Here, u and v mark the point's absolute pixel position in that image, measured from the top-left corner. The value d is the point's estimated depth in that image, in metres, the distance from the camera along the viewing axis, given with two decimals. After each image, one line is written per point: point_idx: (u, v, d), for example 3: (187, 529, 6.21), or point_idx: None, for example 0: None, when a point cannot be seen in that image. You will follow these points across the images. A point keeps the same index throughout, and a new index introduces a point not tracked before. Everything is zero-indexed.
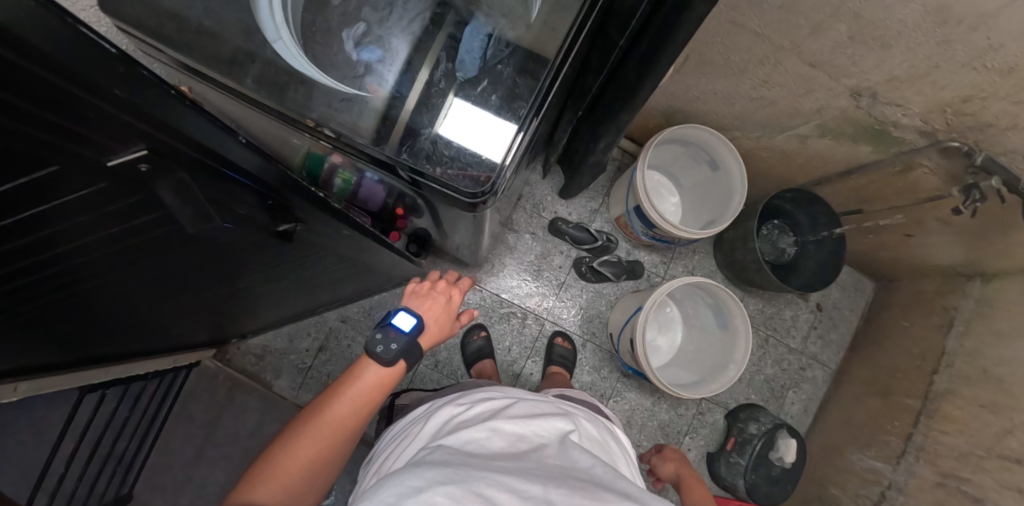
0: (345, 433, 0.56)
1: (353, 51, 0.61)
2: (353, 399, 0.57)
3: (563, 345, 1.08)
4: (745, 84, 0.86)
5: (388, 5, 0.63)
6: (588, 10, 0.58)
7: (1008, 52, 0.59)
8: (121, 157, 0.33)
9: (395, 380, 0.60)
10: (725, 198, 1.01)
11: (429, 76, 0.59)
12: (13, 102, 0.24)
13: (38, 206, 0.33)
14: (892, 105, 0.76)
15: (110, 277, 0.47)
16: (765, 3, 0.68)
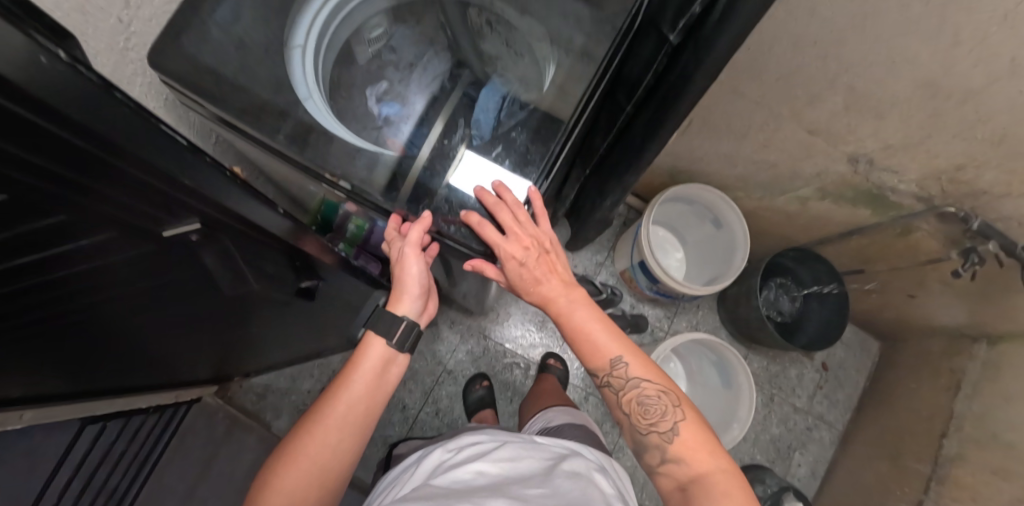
0: (373, 409, 0.61)
1: (375, 105, 0.66)
2: (344, 393, 0.59)
3: (556, 365, 1.03)
4: (746, 148, 0.90)
5: (409, 66, 0.71)
6: (598, 79, 0.63)
7: (995, 124, 0.63)
8: (175, 227, 0.34)
9: (386, 362, 0.63)
10: (728, 255, 1.02)
11: (449, 140, 0.61)
12: (41, 165, 0.23)
13: (89, 261, 0.34)
14: (888, 171, 0.79)
15: (135, 317, 0.48)
16: (764, 73, 0.74)
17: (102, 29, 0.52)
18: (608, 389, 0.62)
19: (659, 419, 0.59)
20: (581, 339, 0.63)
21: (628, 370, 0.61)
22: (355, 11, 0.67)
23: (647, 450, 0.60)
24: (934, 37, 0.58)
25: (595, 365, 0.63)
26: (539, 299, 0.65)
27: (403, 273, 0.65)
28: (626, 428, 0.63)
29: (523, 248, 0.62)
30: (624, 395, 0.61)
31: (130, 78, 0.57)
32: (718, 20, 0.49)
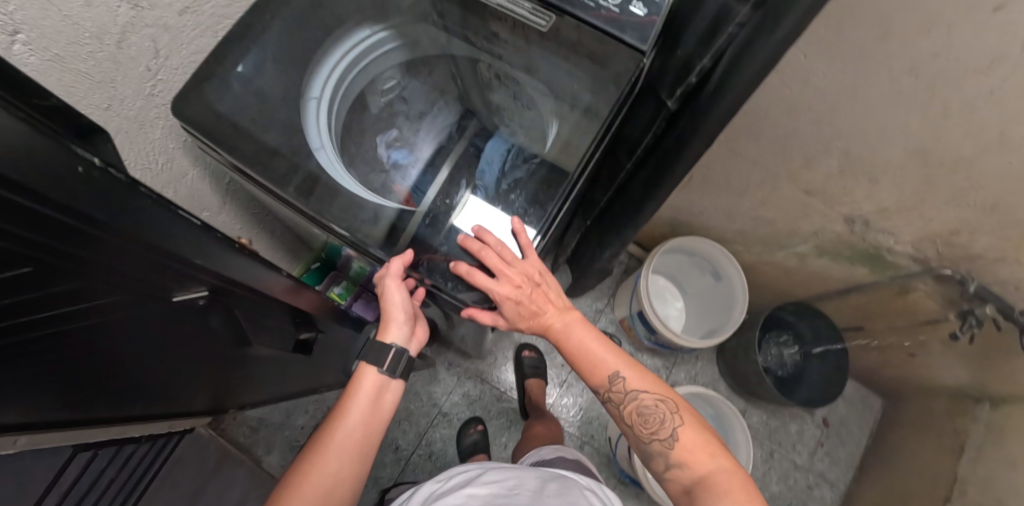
0: (369, 437, 0.59)
1: (385, 151, 0.72)
2: (340, 424, 0.59)
3: (531, 356, 1.05)
4: (745, 204, 0.92)
5: (420, 115, 0.74)
6: (601, 138, 0.64)
7: (987, 192, 0.65)
8: (185, 293, 0.42)
9: (380, 388, 0.63)
10: (726, 308, 1.03)
11: (450, 200, 0.63)
12: (41, 242, 0.26)
13: (94, 318, 0.35)
14: (884, 233, 0.80)
15: (140, 358, 0.47)
16: (760, 136, 0.77)
17: (130, 76, 0.55)
18: (610, 402, 0.65)
19: (660, 426, 0.61)
20: (581, 359, 0.67)
21: (626, 384, 0.63)
22: (371, 64, 0.70)
23: (653, 456, 0.62)
24: (922, 108, 0.60)
25: (595, 381, 0.65)
26: (538, 325, 0.67)
27: (388, 304, 0.65)
28: (631, 439, 0.66)
29: (516, 288, 0.62)
30: (625, 406, 0.64)
31: (153, 120, 0.60)
32: (713, 91, 0.53)
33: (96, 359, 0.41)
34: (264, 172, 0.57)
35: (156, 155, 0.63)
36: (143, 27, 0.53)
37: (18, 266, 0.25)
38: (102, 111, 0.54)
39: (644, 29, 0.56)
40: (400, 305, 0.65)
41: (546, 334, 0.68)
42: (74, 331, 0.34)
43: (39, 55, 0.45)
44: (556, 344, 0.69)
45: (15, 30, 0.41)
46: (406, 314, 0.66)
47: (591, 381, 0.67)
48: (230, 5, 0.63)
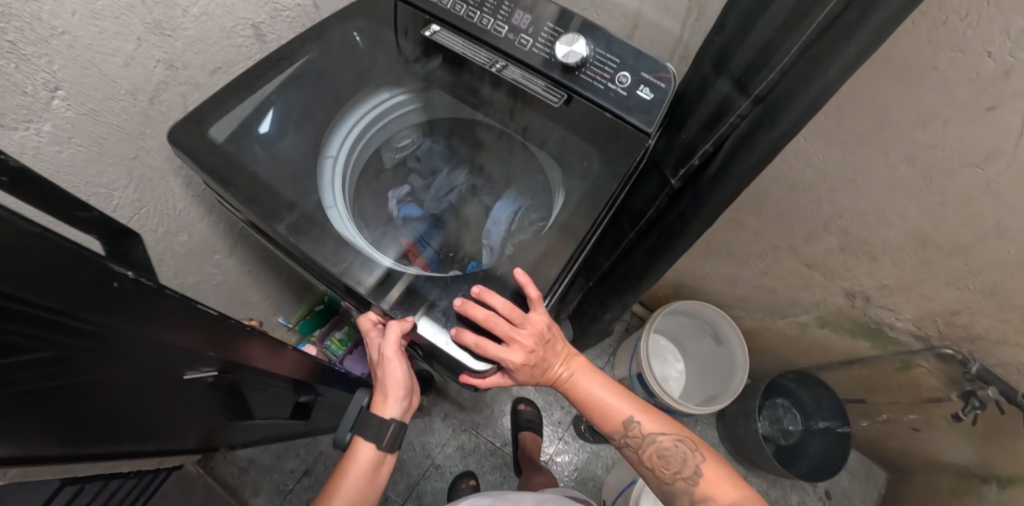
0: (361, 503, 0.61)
1: (395, 207, 0.73)
2: (336, 495, 0.60)
3: (528, 410, 1.05)
4: (746, 271, 0.94)
5: (431, 175, 0.75)
6: (606, 212, 0.64)
7: (986, 278, 0.66)
8: (196, 373, 0.47)
9: (374, 464, 0.63)
10: (726, 373, 1.02)
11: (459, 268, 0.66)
12: (54, 339, 0.28)
13: (96, 393, 0.36)
14: (885, 309, 0.81)
15: (136, 418, 0.47)
16: (762, 211, 0.80)
17: (160, 129, 0.57)
18: (629, 448, 0.63)
19: (681, 463, 0.60)
20: (598, 408, 0.65)
21: (645, 426, 0.62)
22: (388, 124, 0.71)
23: (676, 493, 0.60)
24: (921, 195, 0.62)
25: (613, 427, 0.64)
26: (553, 379, 0.66)
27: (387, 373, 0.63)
28: (651, 481, 0.63)
29: (528, 352, 0.60)
30: (645, 448, 0.62)
31: (176, 170, 0.62)
32: (716, 174, 0.55)
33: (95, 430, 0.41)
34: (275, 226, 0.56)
35: (175, 203, 0.64)
36: (175, 86, 0.56)
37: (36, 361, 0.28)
38: (129, 161, 0.56)
39: (649, 112, 0.59)
40: (402, 373, 0.64)
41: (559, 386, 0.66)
42: (77, 409, 0.35)
43: (76, 109, 0.48)
44: (571, 396, 0.67)
45: (56, 87, 0.45)
46: (406, 381, 0.65)
47: (605, 430, 0.66)
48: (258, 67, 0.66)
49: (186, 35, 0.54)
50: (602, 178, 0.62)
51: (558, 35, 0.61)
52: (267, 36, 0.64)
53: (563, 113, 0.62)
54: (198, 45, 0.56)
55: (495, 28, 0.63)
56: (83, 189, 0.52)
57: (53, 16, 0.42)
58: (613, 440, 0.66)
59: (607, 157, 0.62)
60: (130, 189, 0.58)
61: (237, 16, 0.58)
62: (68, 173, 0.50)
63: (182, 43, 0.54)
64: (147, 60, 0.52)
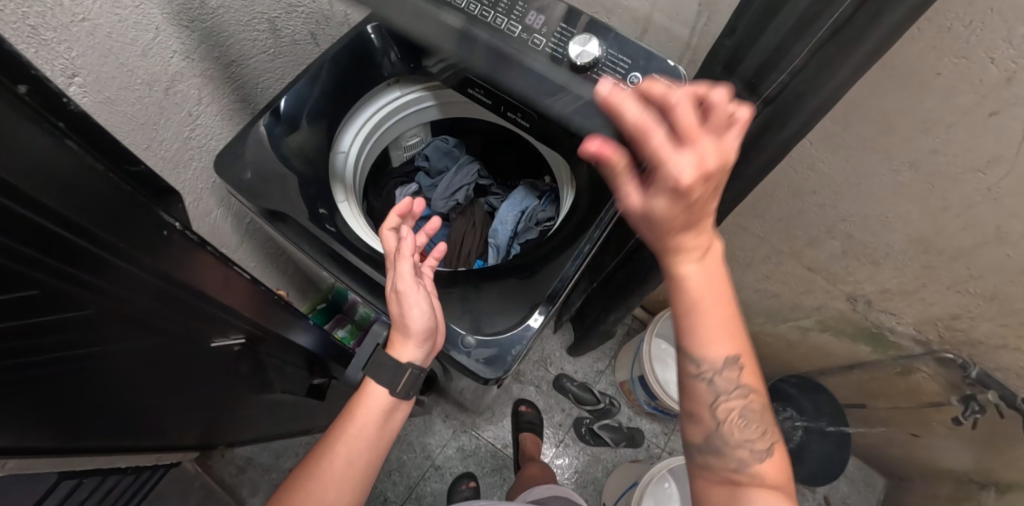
0: (380, 437, 0.55)
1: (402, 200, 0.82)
2: (349, 427, 0.54)
3: (529, 412, 1.05)
4: (750, 275, 0.95)
5: (448, 196, 0.83)
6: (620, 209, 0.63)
7: (987, 282, 0.67)
8: (223, 339, 0.50)
9: (390, 406, 0.56)
10: None
11: (511, 222, 0.81)
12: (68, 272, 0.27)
13: (103, 370, 0.36)
14: (886, 313, 0.82)
15: (140, 406, 0.46)
16: (766, 215, 0.82)
17: (172, 121, 0.57)
18: (701, 383, 0.42)
19: (754, 434, 0.42)
20: (705, 320, 0.39)
21: (745, 373, 0.42)
22: (405, 117, 0.74)
23: (715, 453, 0.42)
24: (923, 198, 0.63)
25: (705, 356, 0.40)
26: (673, 250, 0.35)
27: (403, 306, 0.56)
28: (691, 423, 0.44)
29: (706, 191, 0.28)
30: (722, 395, 0.42)
31: (187, 162, 0.61)
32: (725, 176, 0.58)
33: (109, 415, 0.41)
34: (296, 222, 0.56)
35: (185, 195, 0.63)
36: (190, 77, 0.56)
37: (56, 301, 0.27)
38: (141, 151, 0.55)
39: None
40: (424, 311, 0.56)
41: (677, 266, 0.36)
42: (89, 385, 0.35)
43: (93, 97, 0.48)
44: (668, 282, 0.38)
45: (74, 74, 0.45)
46: (427, 321, 0.56)
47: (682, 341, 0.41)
48: (272, 61, 0.65)
49: (202, 27, 0.54)
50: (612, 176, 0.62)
51: (569, 35, 0.57)
52: (282, 32, 0.63)
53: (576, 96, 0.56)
54: (213, 37, 0.56)
55: (508, 27, 0.57)
56: None
57: (75, 3, 0.42)
58: (678, 358, 0.42)
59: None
60: None
61: (253, 10, 0.58)
62: None
63: (197, 34, 0.54)
64: (163, 50, 0.52)
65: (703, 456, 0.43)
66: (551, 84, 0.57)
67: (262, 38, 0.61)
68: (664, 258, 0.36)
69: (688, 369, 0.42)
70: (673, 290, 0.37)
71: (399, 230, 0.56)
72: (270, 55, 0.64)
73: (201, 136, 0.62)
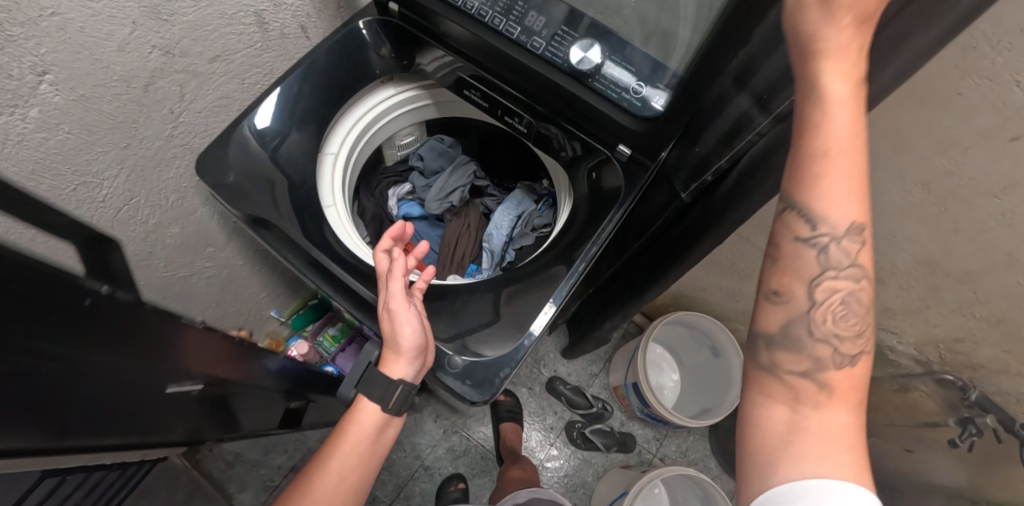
0: (370, 453, 0.57)
1: (395, 203, 0.82)
2: (341, 444, 0.55)
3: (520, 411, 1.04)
4: (750, 286, 0.92)
5: (444, 197, 0.81)
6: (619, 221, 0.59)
7: (993, 306, 0.65)
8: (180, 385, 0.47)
9: (381, 424, 0.58)
10: (723, 386, 1.01)
11: (507, 225, 0.79)
12: None
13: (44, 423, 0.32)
14: (887, 331, 0.82)
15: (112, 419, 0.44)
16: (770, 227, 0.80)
17: (152, 118, 0.54)
18: (809, 249, 0.33)
19: (846, 333, 0.34)
20: (843, 162, 0.30)
21: (862, 248, 0.33)
22: (400, 116, 0.72)
23: (787, 347, 0.35)
24: (934, 220, 0.61)
25: (825, 213, 0.32)
26: (829, 45, 0.29)
27: (394, 326, 0.54)
28: (767, 311, 0.36)
29: None
30: (830, 271, 0.33)
31: (168, 160, 0.59)
32: (727, 195, 0.55)
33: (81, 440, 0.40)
34: (280, 228, 0.54)
35: (168, 194, 0.61)
36: (172, 73, 0.53)
37: None
38: (119, 150, 0.53)
39: (651, 138, 0.57)
40: (412, 333, 0.54)
41: (826, 73, 0.30)
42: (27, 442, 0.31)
43: (64, 94, 0.45)
44: (801, 107, 0.31)
45: (44, 71, 0.43)
46: (417, 341, 0.55)
47: (795, 193, 0.33)
48: (260, 55, 0.62)
49: (184, 21, 0.51)
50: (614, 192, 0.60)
51: (570, 39, 0.55)
52: (270, 25, 0.60)
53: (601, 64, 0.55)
54: (197, 31, 0.53)
55: (507, 29, 0.57)
56: (72, 177, 0.50)
57: None
58: (784, 217, 0.34)
59: (619, 180, 0.60)
60: (121, 179, 0.55)
61: (239, 2, 0.54)
62: (56, 160, 0.48)
63: (180, 28, 0.51)
64: (142, 45, 0.49)
65: (774, 352, 0.35)
66: (568, 61, 0.55)
67: (249, 31, 0.58)
68: (811, 60, 0.30)
69: (799, 232, 0.33)
70: (811, 112, 0.30)
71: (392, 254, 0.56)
72: (259, 50, 0.61)
73: (185, 134, 0.59)
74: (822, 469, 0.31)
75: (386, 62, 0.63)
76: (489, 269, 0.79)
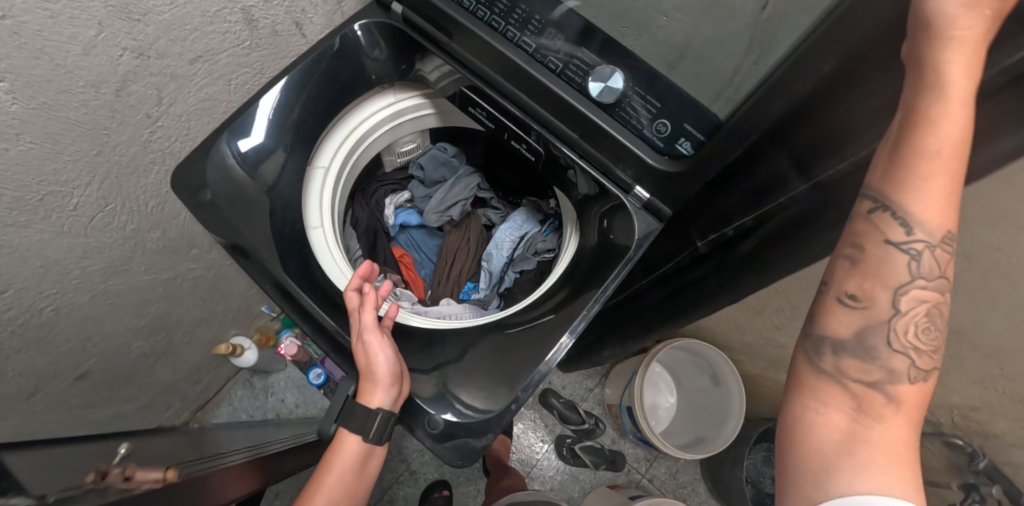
0: (354, 486, 0.54)
1: (393, 211, 0.78)
2: (322, 481, 0.52)
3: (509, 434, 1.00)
4: (759, 323, 0.87)
5: (444, 210, 0.76)
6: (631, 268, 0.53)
7: (1019, 386, 0.60)
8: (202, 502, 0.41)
9: (364, 454, 0.54)
10: (720, 416, 0.98)
11: (509, 246, 0.76)
12: None
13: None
14: None
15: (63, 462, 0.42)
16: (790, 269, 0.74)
17: (126, 124, 0.50)
18: (900, 254, 0.34)
19: (924, 347, 0.35)
20: (946, 167, 0.30)
21: (949, 257, 0.34)
22: (400, 125, 0.66)
23: (858, 355, 0.36)
24: (973, 292, 0.55)
25: (919, 214, 0.32)
26: (956, 34, 0.28)
27: (369, 357, 0.51)
28: (841, 314, 0.36)
29: None
30: (919, 282, 0.34)
31: (146, 166, 0.55)
32: (749, 253, 0.51)
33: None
34: (261, 258, 0.50)
35: (146, 199, 0.58)
36: (147, 76, 0.49)
37: None
38: (91, 158, 0.49)
39: (672, 184, 0.51)
40: (386, 365, 0.51)
41: (951, 66, 0.28)
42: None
43: (24, 103, 0.41)
44: (914, 104, 0.30)
45: None
46: (394, 371, 0.52)
47: (890, 189, 0.33)
48: (248, 54, 0.56)
49: (159, 20, 0.46)
50: (625, 245, 0.53)
51: (589, 64, 0.49)
52: (260, 22, 0.54)
53: (622, 93, 0.48)
54: (174, 31, 0.47)
55: (520, 45, 0.51)
56: (38, 187, 0.46)
57: None
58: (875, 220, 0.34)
59: (632, 233, 0.53)
60: (94, 186, 0.51)
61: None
62: (19, 172, 0.44)
63: (154, 28, 0.46)
64: (111, 47, 0.44)
65: (844, 355, 0.36)
66: (585, 89, 0.50)
67: (235, 30, 0.53)
68: (937, 46, 0.28)
69: (891, 236, 0.33)
70: (930, 111, 0.29)
71: (363, 289, 0.53)
72: (247, 49, 0.55)
73: (163, 140, 0.55)
74: (882, 481, 0.32)
75: (382, 67, 0.58)
76: (486, 289, 0.76)
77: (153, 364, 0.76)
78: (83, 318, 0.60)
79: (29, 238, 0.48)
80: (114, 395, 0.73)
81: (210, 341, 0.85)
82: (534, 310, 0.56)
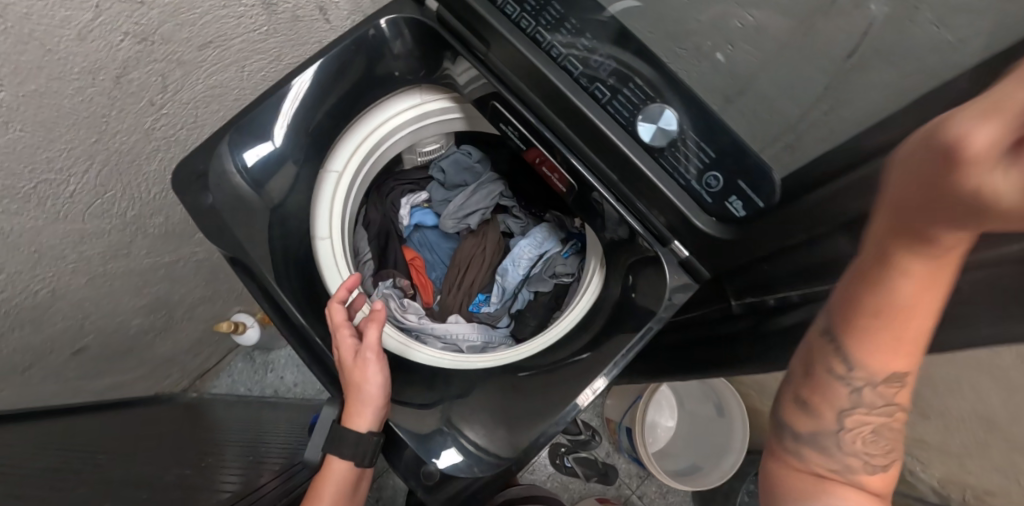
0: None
1: (408, 210, 0.74)
2: None
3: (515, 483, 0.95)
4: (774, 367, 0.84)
5: (463, 215, 0.72)
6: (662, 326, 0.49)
7: None
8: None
9: (354, 478, 0.50)
10: (721, 446, 0.96)
11: (528, 262, 0.71)
12: None
13: None
14: (913, 456, 0.75)
15: (54, 466, 0.41)
16: None
17: (126, 110, 0.46)
18: (840, 385, 0.36)
19: (875, 451, 0.37)
20: (893, 324, 0.32)
21: (898, 391, 0.36)
22: (425, 127, 0.61)
23: (818, 450, 0.38)
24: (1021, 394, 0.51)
25: (865, 361, 0.34)
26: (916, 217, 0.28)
27: (363, 374, 0.47)
28: (793, 412, 0.40)
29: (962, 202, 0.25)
30: (861, 404, 0.37)
31: (149, 154, 0.51)
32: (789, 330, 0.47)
33: None
34: (262, 278, 0.47)
35: (149, 187, 0.55)
36: (150, 62, 0.44)
37: None
38: (88, 145, 0.45)
39: (716, 249, 0.46)
40: (377, 386, 0.48)
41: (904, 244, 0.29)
42: None
43: (12, 91, 0.37)
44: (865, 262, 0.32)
45: None
46: (385, 393, 0.48)
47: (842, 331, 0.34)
48: (265, 40, 0.51)
49: (165, 3, 0.40)
50: (651, 307, 0.49)
51: (644, 100, 0.42)
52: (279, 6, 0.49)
53: (675, 139, 0.42)
54: (181, 15, 0.42)
55: (565, 67, 0.44)
56: (30, 176, 0.43)
57: None
58: (820, 348, 0.36)
59: (663, 291, 0.49)
60: (93, 174, 0.48)
61: None
62: (8, 161, 0.40)
63: (159, 12, 0.41)
64: (110, 32, 0.39)
65: (800, 448, 0.39)
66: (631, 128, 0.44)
67: (251, 14, 0.47)
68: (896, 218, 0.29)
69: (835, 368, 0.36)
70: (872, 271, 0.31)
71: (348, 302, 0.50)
72: (264, 34, 0.50)
73: (168, 128, 0.51)
74: None
75: (404, 65, 0.53)
76: (498, 304, 0.72)
77: (152, 339, 0.76)
78: (80, 299, 0.58)
79: (21, 225, 0.45)
80: (113, 366, 0.73)
81: (212, 317, 0.84)
82: (556, 352, 0.54)
